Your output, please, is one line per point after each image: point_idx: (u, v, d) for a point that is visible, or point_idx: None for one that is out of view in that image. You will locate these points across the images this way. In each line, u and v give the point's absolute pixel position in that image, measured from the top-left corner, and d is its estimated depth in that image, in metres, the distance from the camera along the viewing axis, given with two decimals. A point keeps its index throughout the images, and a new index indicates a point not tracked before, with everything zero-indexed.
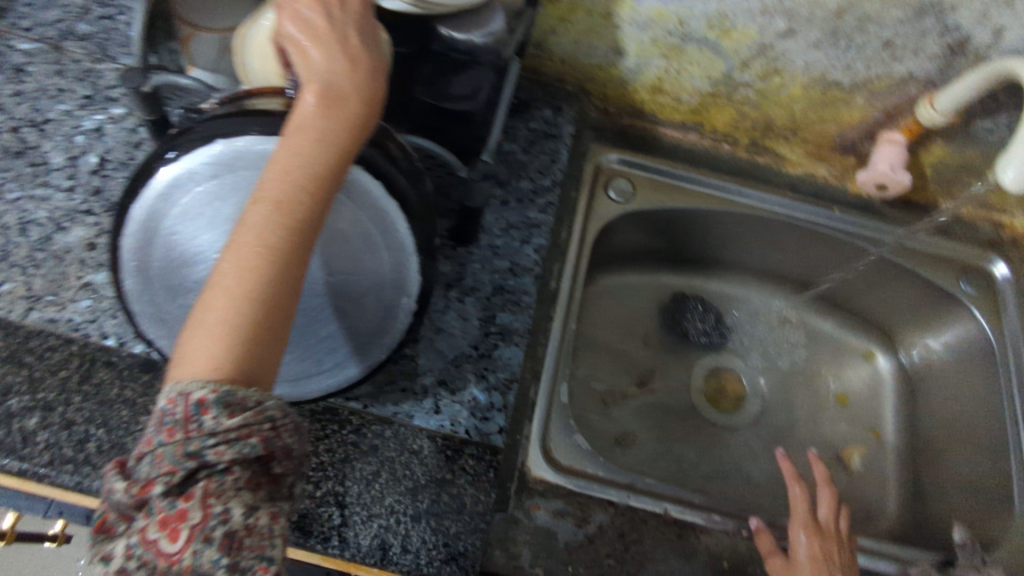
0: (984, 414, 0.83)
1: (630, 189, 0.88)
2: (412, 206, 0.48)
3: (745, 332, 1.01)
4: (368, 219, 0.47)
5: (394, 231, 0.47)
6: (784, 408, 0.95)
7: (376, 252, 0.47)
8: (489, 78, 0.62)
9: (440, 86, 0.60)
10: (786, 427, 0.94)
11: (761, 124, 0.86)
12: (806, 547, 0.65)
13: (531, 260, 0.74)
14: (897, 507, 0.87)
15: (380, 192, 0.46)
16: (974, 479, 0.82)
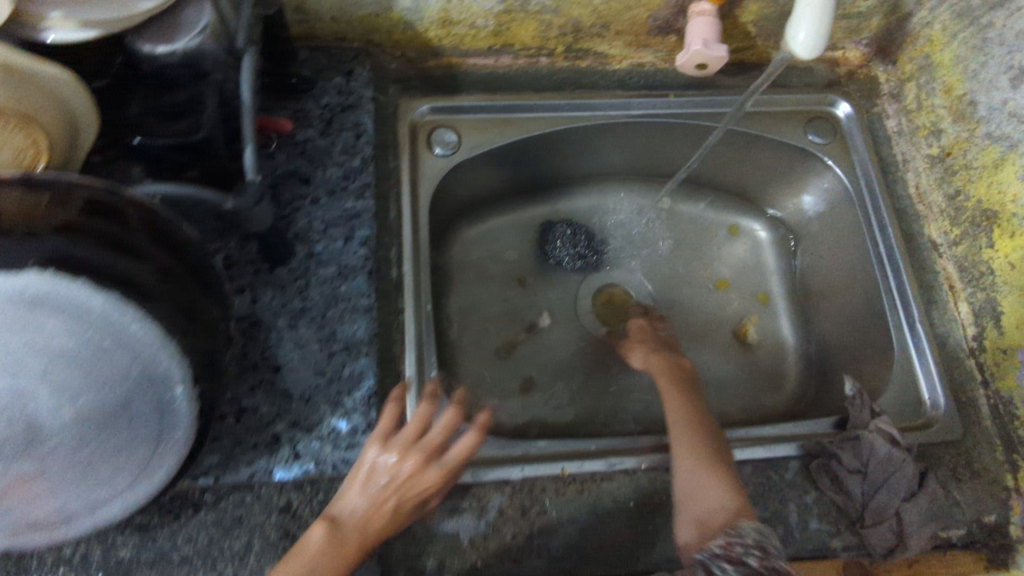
0: (853, 262, 0.84)
1: (454, 138, 0.80)
2: (141, 296, 0.41)
3: (622, 239, 0.98)
4: (86, 321, 0.39)
5: (125, 331, 0.40)
6: (674, 305, 0.94)
7: (113, 352, 0.40)
8: (216, 93, 0.52)
9: (162, 112, 0.51)
10: (680, 326, 0.93)
11: (570, 29, 0.78)
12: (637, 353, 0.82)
13: (359, 257, 0.68)
14: (796, 368, 0.90)
15: (87, 288, 0.39)
16: (856, 324, 0.83)
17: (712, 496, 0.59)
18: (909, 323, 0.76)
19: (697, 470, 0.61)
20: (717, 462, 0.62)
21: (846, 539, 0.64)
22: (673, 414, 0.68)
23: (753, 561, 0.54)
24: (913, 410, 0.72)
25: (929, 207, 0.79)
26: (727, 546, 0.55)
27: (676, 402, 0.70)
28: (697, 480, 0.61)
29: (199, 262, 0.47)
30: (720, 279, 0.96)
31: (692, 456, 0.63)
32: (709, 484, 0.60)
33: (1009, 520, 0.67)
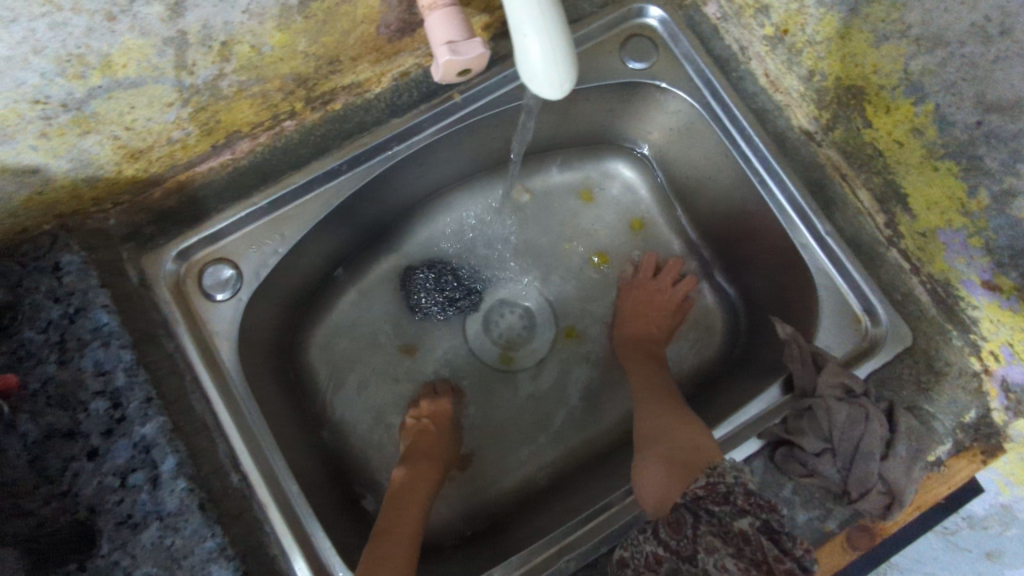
0: (732, 182, 0.73)
1: (232, 272, 0.64)
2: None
3: (489, 252, 0.84)
4: None
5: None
6: (571, 299, 0.84)
7: None
8: None
9: None
10: (586, 322, 0.83)
11: (292, 84, 0.59)
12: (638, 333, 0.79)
13: (180, 494, 0.54)
14: (721, 301, 0.81)
15: None
16: (762, 245, 0.73)
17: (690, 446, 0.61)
18: (816, 237, 0.66)
19: (660, 425, 0.66)
20: (681, 413, 0.66)
21: (839, 517, 0.58)
22: (638, 397, 0.72)
23: (738, 498, 0.54)
24: (854, 332, 0.64)
25: (788, 93, 0.67)
26: (709, 487, 0.56)
27: (640, 389, 0.73)
28: (660, 430, 0.65)
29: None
30: (598, 253, 0.84)
31: (660, 426, 0.66)
32: (682, 441, 0.62)
33: (989, 408, 0.60)
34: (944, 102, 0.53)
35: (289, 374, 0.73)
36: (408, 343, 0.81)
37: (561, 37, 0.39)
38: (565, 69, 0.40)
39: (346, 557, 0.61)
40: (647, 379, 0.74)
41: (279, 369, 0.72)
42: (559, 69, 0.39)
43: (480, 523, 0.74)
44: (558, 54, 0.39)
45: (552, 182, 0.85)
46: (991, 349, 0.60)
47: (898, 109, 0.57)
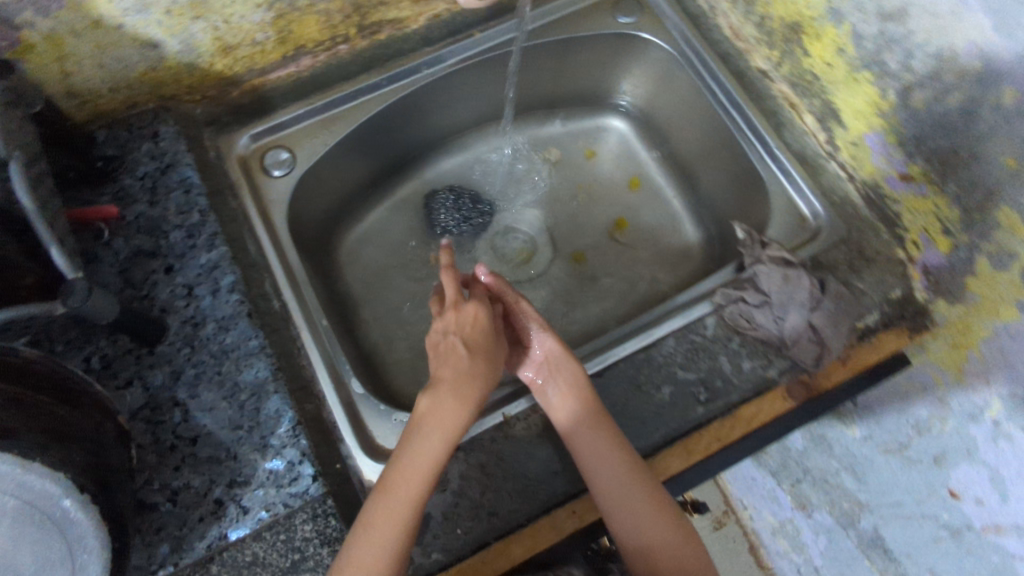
0: (701, 117, 0.87)
1: (288, 156, 0.80)
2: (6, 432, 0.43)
3: (506, 184, 0.98)
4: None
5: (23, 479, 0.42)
6: (567, 228, 0.96)
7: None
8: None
9: None
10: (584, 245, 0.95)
11: (350, 9, 0.76)
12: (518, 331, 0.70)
13: (233, 303, 0.68)
14: (697, 232, 0.93)
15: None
16: (727, 171, 0.86)
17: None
18: (768, 153, 0.79)
19: (631, 505, 0.61)
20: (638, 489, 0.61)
21: (779, 365, 0.68)
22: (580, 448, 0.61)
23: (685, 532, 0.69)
24: (798, 228, 0.76)
25: (747, 42, 0.82)
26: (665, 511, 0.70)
27: (623, 492, 0.60)
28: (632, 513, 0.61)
29: (57, 392, 0.51)
30: (621, 219, 0.96)
31: (630, 507, 0.60)
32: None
33: (912, 290, 0.71)
34: (858, 21, 0.67)
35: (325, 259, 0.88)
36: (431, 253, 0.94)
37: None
38: None
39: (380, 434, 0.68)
40: (635, 480, 0.61)
41: (317, 253, 0.87)
42: None
43: None
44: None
45: (574, 134, 1.00)
46: (913, 239, 0.70)
47: (826, 36, 0.71)
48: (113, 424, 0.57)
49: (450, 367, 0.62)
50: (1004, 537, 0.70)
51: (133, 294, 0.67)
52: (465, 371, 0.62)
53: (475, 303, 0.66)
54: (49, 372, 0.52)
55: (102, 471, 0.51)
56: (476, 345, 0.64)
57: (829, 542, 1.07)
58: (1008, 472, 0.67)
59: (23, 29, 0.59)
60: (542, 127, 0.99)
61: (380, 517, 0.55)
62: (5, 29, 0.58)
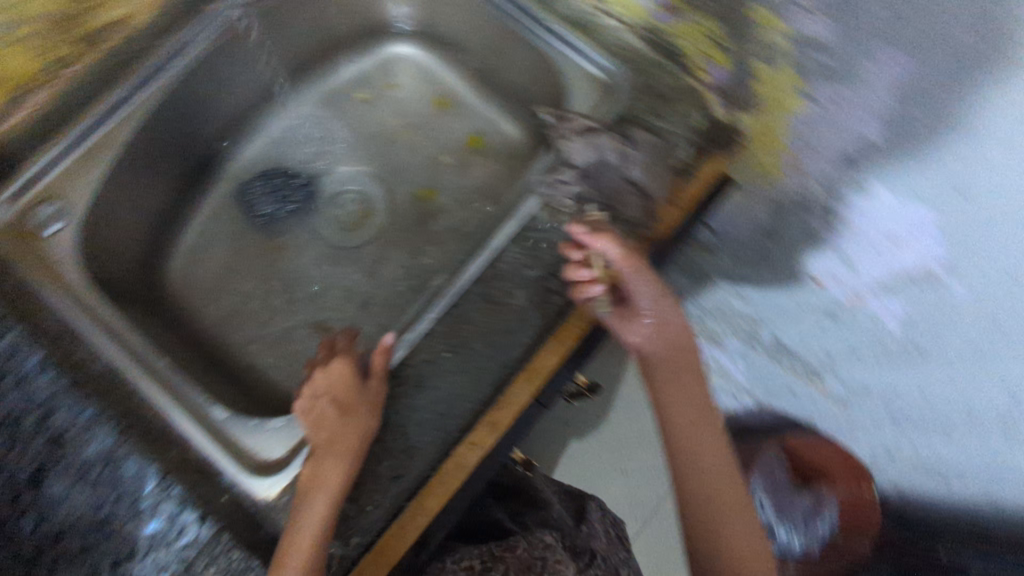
0: (463, 19, 0.87)
1: (59, 204, 0.72)
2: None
3: (319, 148, 0.97)
4: None
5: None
6: (394, 171, 0.96)
7: None
8: None
9: None
10: (418, 181, 0.95)
11: (53, 24, 0.70)
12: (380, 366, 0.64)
13: (45, 382, 0.61)
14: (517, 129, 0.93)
15: None
16: (512, 62, 0.86)
17: (731, 545, 0.66)
18: (537, 31, 0.80)
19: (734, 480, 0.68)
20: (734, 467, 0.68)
21: (615, 230, 0.70)
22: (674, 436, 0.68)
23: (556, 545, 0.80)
24: (594, 88, 0.77)
25: None
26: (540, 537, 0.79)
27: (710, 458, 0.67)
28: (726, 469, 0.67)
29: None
30: (472, 136, 0.95)
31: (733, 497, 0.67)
32: (731, 519, 0.66)
33: (711, 112, 0.73)
34: None
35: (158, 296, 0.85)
36: (271, 244, 0.92)
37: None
38: None
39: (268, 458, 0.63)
40: (699, 425, 0.67)
41: (145, 292, 0.83)
42: None
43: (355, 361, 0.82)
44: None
45: (366, 72, 0.98)
46: (696, 65, 0.72)
47: None
48: None
49: (325, 429, 0.61)
50: (868, 303, 0.80)
51: None
52: (336, 427, 0.60)
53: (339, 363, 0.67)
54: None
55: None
56: (344, 400, 0.62)
57: (746, 360, 1.24)
58: (851, 251, 0.75)
59: None
60: (331, 75, 0.98)
61: (298, 538, 0.55)
62: None
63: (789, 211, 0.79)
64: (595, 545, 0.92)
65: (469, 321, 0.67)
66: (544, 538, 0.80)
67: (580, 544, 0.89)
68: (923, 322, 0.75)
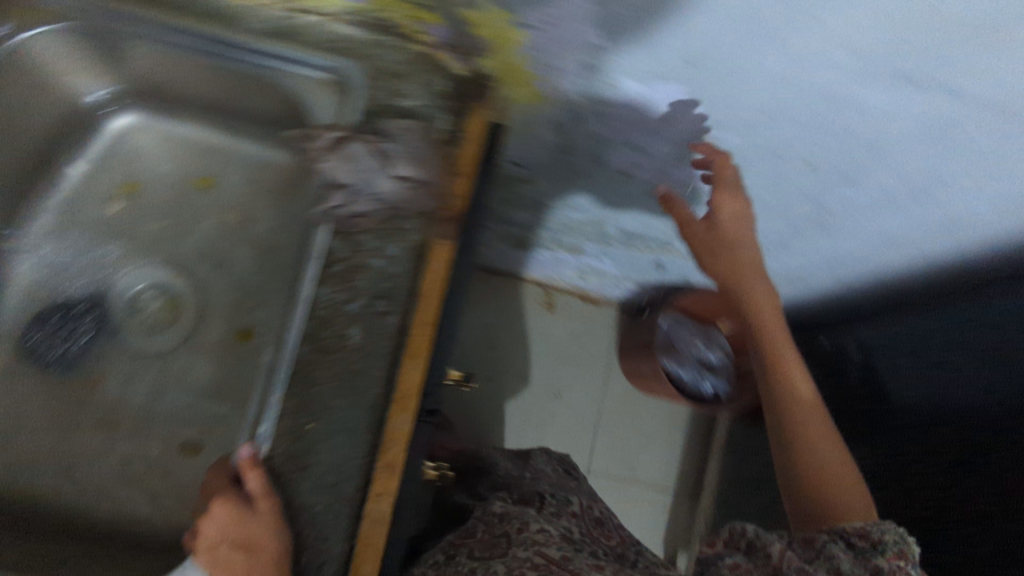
0: (165, 71, 0.80)
1: None
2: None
3: (92, 261, 0.89)
4: None
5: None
6: (187, 243, 0.90)
7: None
8: None
9: None
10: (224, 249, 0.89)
11: None
12: (258, 489, 0.58)
13: None
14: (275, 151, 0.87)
15: None
16: (241, 92, 0.80)
17: (801, 416, 0.77)
18: (246, 57, 0.74)
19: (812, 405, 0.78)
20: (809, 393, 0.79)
21: (415, 225, 0.68)
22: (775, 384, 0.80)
23: (500, 504, 0.87)
24: (328, 90, 0.73)
25: None
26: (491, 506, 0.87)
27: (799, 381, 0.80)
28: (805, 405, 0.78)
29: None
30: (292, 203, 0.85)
31: (802, 420, 0.77)
32: (794, 386, 0.79)
33: (450, 70, 0.72)
34: None
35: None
36: (87, 382, 0.83)
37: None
38: None
39: None
40: (765, 312, 0.83)
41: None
42: None
43: None
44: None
45: (98, 165, 0.90)
46: (411, 29, 0.69)
47: None
48: None
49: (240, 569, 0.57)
50: (680, 169, 0.86)
51: None
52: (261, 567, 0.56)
53: (221, 506, 0.59)
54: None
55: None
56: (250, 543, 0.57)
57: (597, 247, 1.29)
58: (642, 95, 0.70)
59: None
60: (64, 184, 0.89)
61: None
62: None
63: (571, 123, 0.80)
64: (544, 484, 1.00)
65: (320, 379, 0.63)
66: (495, 509, 0.85)
67: (528, 491, 0.95)
68: (712, 172, 0.84)
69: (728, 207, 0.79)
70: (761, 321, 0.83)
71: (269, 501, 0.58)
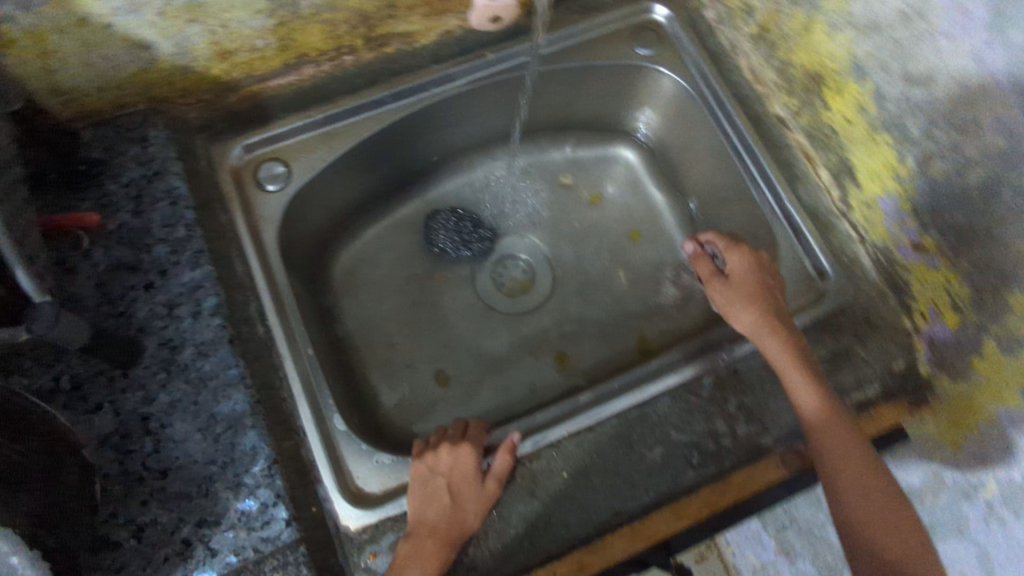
0: (711, 157, 0.84)
1: (284, 169, 0.76)
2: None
3: (512, 205, 0.95)
4: None
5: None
6: (571, 260, 0.93)
7: None
8: None
9: None
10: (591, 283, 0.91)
11: (359, 20, 0.72)
12: (497, 467, 0.64)
13: (215, 328, 0.65)
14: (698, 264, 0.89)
15: None
16: (741, 216, 0.83)
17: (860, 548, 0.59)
18: (779, 205, 0.77)
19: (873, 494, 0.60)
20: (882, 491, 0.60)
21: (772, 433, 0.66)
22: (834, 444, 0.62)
23: None
24: (802, 284, 0.75)
25: (767, 86, 0.78)
26: None
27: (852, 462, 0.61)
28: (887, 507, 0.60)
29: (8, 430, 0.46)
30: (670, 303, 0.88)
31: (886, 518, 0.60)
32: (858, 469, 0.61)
33: (916, 361, 0.70)
34: (881, 82, 0.63)
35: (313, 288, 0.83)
36: (434, 276, 0.90)
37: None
38: None
39: (383, 496, 0.66)
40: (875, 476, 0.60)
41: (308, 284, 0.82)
42: None
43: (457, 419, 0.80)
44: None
45: (583, 158, 0.96)
46: (921, 310, 0.68)
47: (847, 91, 0.67)
48: (72, 457, 0.53)
49: (434, 512, 0.61)
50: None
51: (109, 310, 0.64)
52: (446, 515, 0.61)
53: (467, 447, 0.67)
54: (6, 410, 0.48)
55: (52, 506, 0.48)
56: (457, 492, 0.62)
57: None
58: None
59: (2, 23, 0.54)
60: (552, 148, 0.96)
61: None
62: None
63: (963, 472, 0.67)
64: None
65: (601, 453, 0.65)
66: None
67: None
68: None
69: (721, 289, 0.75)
70: (800, 405, 0.63)
71: (496, 482, 0.63)
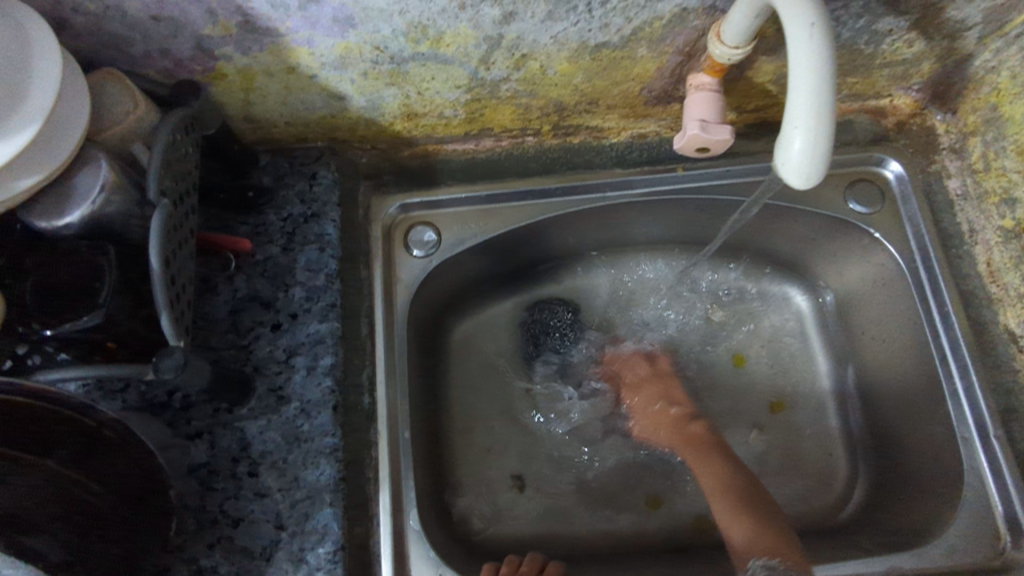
0: (909, 349, 0.70)
1: (433, 237, 0.74)
2: (23, 532, 0.39)
3: (645, 328, 0.82)
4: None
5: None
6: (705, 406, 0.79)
7: None
8: (113, 273, 0.47)
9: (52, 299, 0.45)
10: (720, 435, 0.77)
11: (553, 108, 0.68)
12: None
13: (324, 389, 0.62)
14: (847, 449, 0.75)
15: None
16: (923, 427, 0.68)
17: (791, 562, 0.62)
18: (982, 434, 0.63)
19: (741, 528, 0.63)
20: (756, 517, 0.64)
21: None
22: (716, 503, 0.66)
23: None
24: (988, 544, 0.60)
25: (1004, 289, 0.64)
26: None
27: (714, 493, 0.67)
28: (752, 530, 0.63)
29: (115, 470, 0.45)
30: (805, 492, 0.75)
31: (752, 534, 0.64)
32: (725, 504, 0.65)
33: None
34: None
35: (422, 356, 0.75)
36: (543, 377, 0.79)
37: (829, 136, 0.41)
38: (819, 162, 0.42)
39: None
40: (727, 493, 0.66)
41: (421, 350, 0.75)
42: (815, 162, 0.41)
43: (535, 543, 0.72)
44: (819, 150, 0.41)
45: (746, 290, 0.82)
46: None
47: None
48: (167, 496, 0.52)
49: None
50: None
51: (235, 340, 0.63)
52: None
53: None
54: (122, 442, 0.46)
55: (132, 555, 0.46)
56: None
57: None
58: None
59: (219, 60, 0.55)
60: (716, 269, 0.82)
61: None
62: (203, 57, 0.55)
63: None
64: None
65: None
66: None
67: None
68: None
69: (654, 379, 0.77)
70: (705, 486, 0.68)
71: None
